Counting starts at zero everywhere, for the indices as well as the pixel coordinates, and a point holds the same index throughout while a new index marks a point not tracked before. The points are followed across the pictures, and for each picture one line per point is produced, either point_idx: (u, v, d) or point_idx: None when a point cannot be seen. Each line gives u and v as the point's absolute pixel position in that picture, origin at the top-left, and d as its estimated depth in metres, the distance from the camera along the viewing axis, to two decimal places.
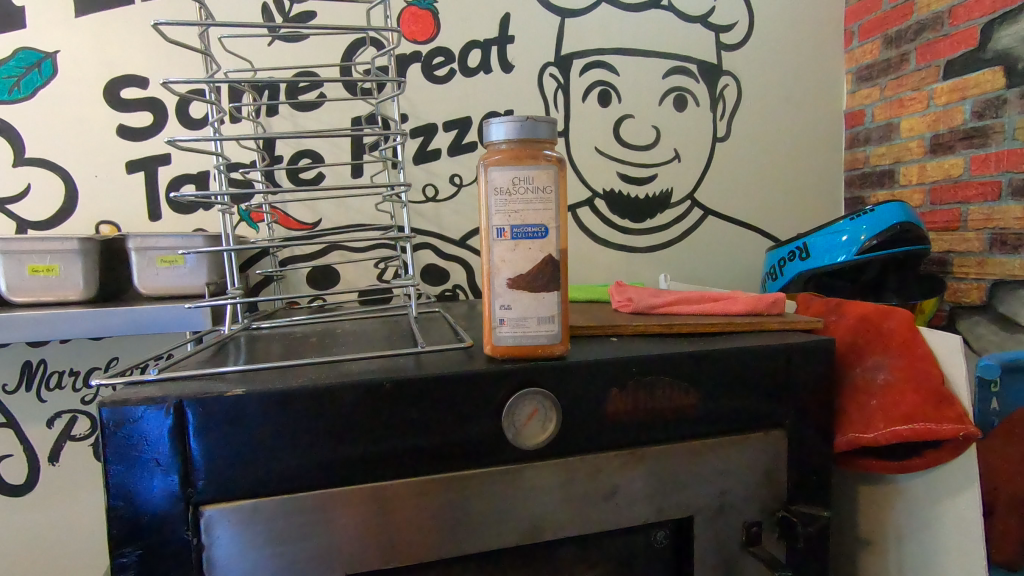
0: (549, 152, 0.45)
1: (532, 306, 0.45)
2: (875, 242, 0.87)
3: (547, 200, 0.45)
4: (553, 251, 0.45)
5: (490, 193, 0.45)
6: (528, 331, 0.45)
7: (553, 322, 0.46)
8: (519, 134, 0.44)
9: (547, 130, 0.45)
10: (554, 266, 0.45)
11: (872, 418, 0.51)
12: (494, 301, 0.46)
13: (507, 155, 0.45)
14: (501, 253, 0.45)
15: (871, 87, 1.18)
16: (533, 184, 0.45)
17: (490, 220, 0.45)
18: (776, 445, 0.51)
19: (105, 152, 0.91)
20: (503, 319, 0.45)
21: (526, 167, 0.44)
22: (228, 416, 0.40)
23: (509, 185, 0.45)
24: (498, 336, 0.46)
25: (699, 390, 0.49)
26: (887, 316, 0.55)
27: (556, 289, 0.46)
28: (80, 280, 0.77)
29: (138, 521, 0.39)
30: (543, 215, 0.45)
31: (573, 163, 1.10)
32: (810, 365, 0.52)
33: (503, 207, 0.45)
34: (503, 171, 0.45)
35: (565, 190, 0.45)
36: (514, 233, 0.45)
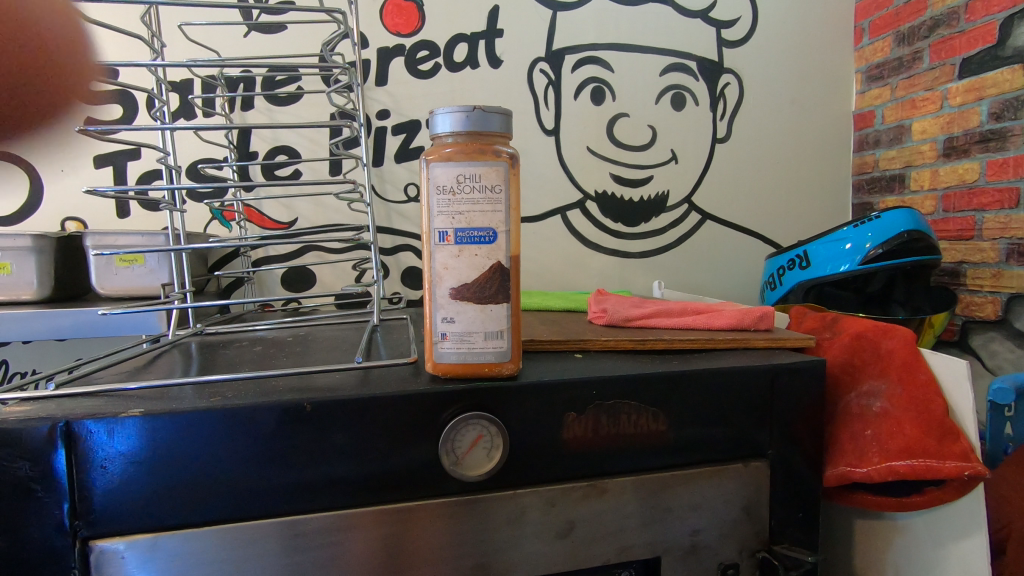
0: (501, 146, 0.41)
1: (478, 320, 0.41)
2: (880, 251, 0.81)
3: (496, 201, 0.40)
4: (502, 257, 0.40)
5: (431, 192, 0.40)
6: (473, 347, 0.41)
7: (502, 338, 0.41)
8: (465, 125, 0.39)
9: (498, 122, 0.40)
10: (503, 275, 0.40)
11: (866, 451, 0.45)
12: (435, 313, 0.41)
13: (454, 150, 0.40)
14: (444, 260, 0.41)
15: (882, 86, 1.11)
16: (480, 183, 0.40)
17: (432, 222, 0.41)
18: (758, 479, 0.45)
19: (72, 146, 0.88)
20: (445, 333, 0.41)
21: (472, 164, 0.40)
22: (126, 440, 0.35)
23: (454, 183, 0.40)
24: (440, 352, 0.41)
25: (669, 416, 0.44)
26: (885, 335, 0.49)
27: (506, 300, 0.41)
28: (34, 279, 0.73)
29: (16, 559, 0.34)
30: (492, 217, 0.40)
31: (564, 163, 1.05)
32: (797, 389, 0.46)
33: (445, 208, 0.40)
34: (446, 168, 0.40)
35: (517, 191, 0.41)
36: (458, 237, 0.40)
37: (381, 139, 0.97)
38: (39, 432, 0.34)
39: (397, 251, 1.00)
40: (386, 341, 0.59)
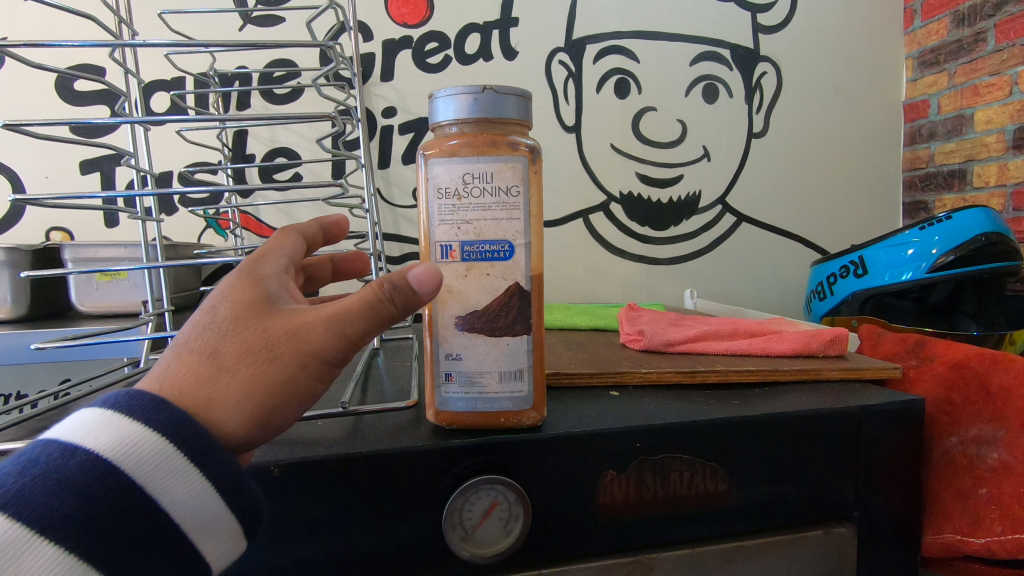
0: (519, 138, 0.33)
1: (491, 358, 0.33)
2: (950, 257, 0.71)
3: (513, 206, 0.32)
4: (521, 277, 0.33)
5: (431, 195, 0.33)
6: (484, 391, 0.33)
7: (522, 379, 0.33)
8: (472, 111, 0.31)
9: (515, 106, 0.31)
10: (522, 299, 0.33)
11: (981, 517, 0.36)
12: (437, 349, 0.33)
13: (458, 143, 0.32)
14: (447, 281, 0.33)
15: (937, 73, 1.01)
16: (493, 184, 0.32)
17: (432, 234, 0.33)
18: (842, 549, 0.36)
19: (57, 151, 0.81)
20: (450, 372, 0.33)
21: (482, 160, 0.32)
22: None
23: (460, 185, 0.32)
24: (444, 396, 0.33)
25: (731, 473, 0.35)
26: (997, 368, 0.40)
27: (525, 332, 0.33)
28: (7, 295, 0.66)
29: None
30: (507, 228, 0.32)
31: (586, 162, 0.96)
32: (888, 437, 0.37)
33: (449, 215, 0.32)
34: (450, 165, 0.32)
35: (539, 194, 0.33)
36: (464, 253, 0.32)
37: (388, 138, 0.89)
38: None
39: (406, 260, 0.92)
40: (389, 368, 0.51)
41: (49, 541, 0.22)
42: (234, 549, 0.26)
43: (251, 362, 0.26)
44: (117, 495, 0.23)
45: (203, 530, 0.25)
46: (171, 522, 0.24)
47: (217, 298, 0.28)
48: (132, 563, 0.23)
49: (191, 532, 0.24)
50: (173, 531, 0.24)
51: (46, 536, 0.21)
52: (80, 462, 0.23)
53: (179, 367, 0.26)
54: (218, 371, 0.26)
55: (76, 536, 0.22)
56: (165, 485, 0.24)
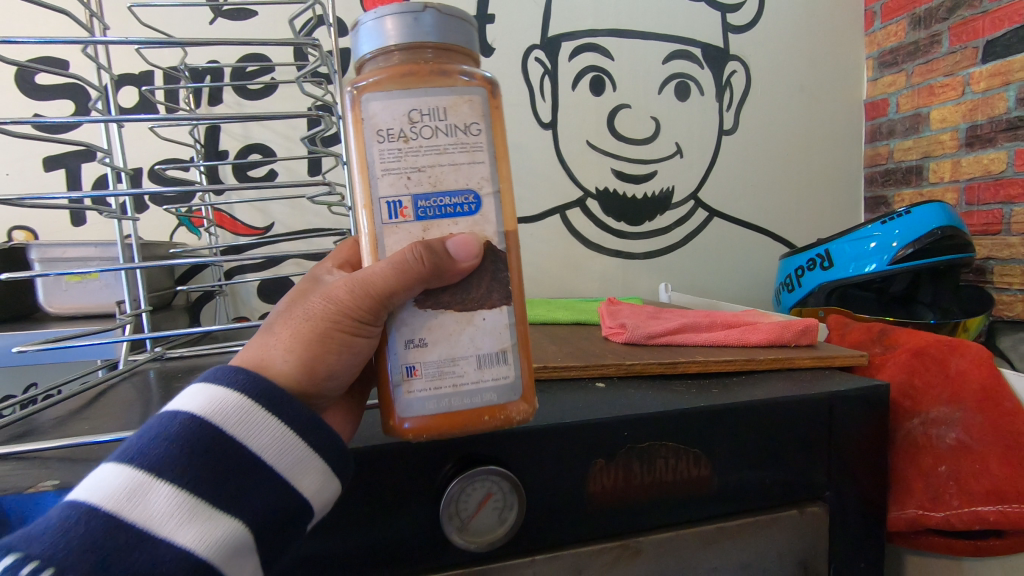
0: (466, 66, 0.28)
1: (468, 342, 0.29)
2: (910, 250, 0.74)
3: (473, 146, 0.28)
4: (493, 235, 0.29)
5: (370, 138, 0.27)
6: (460, 382, 0.29)
7: (505, 362, 0.29)
8: (413, 32, 0.27)
9: (457, 28, 0.28)
10: (495, 262, 0.29)
11: (942, 492, 0.39)
12: (393, 339, 0.28)
13: (395, 73, 0.27)
14: (398, 244, 0.28)
15: (896, 73, 1.05)
16: (446, 121, 0.28)
17: (374, 189, 0.27)
18: (816, 527, 0.39)
19: (18, 147, 0.78)
20: (413, 366, 0.28)
21: (429, 91, 0.27)
22: (40, 522, 0.28)
23: (405, 124, 0.27)
24: (407, 396, 0.28)
25: (713, 459, 0.36)
26: (955, 353, 0.43)
27: (504, 303, 0.29)
28: None
29: None
30: (469, 175, 0.28)
31: (562, 159, 0.97)
32: (857, 420, 0.39)
33: (395, 162, 0.27)
34: (390, 101, 0.27)
35: (498, 130, 0.29)
36: (418, 209, 0.28)
37: None
38: None
39: None
40: None
41: (164, 484, 0.23)
42: (332, 489, 0.28)
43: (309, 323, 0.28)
44: (219, 438, 0.25)
45: (292, 471, 0.27)
46: (256, 470, 0.25)
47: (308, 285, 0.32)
48: (228, 505, 0.24)
49: (280, 475, 0.26)
50: (263, 477, 0.26)
51: (163, 479, 0.24)
52: (180, 422, 0.25)
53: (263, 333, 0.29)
54: (271, 339, 0.29)
55: (188, 479, 0.24)
56: (252, 433, 0.26)
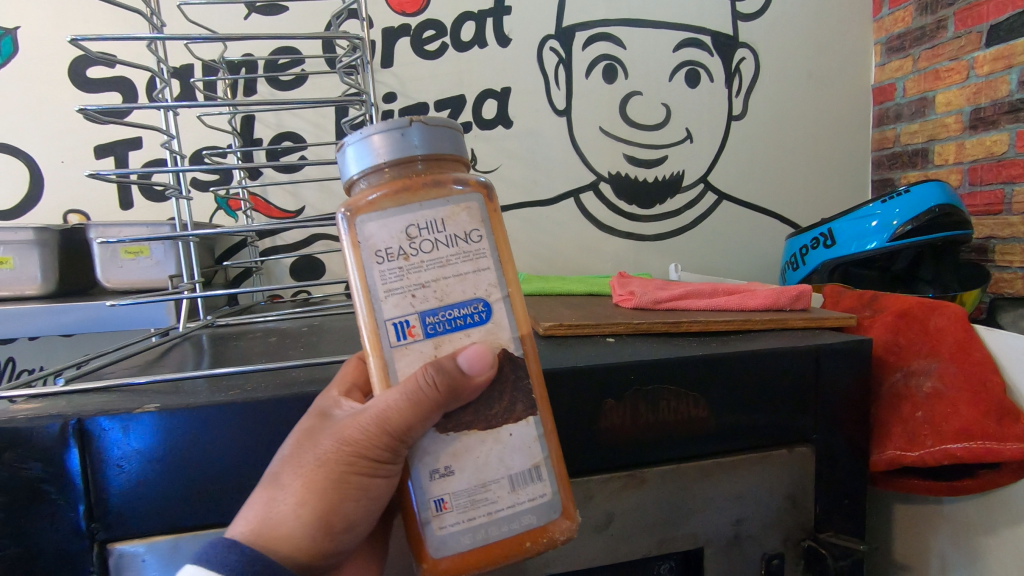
0: (459, 173, 0.31)
1: (498, 463, 0.30)
2: (909, 227, 0.78)
3: (475, 254, 0.30)
4: (507, 342, 0.31)
5: (370, 261, 0.29)
6: (495, 509, 0.30)
7: (539, 479, 0.31)
8: (403, 148, 0.29)
9: (445, 137, 0.30)
10: (514, 369, 0.31)
11: (917, 434, 0.43)
12: (417, 471, 0.30)
13: (387, 192, 0.29)
14: (409, 366, 0.30)
15: (903, 58, 1.08)
16: (446, 232, 0.30)
17: (379, 311, 0.29)
18: (803, 466, 0.43)
19: (69, 135, 0.81)
20: (443, 498, 0.30)
21: (424, 205, 0.29)
22: (146, 440, 0.34)
23: (404, 242, 0.29)
24: (440, 531, 0.30)
25: (710, 402, 0.41)
26: (933, 311, 0.47)
27: (529, 414, 0.31)
28: (38, 272, 0.69)
29: (33, 564, 0.32)
30: (476, 284, 0.30)
31: (576, 145, 1.02)
32: (842, 370, 0.44)
33: (397, 282, 0.29)
34: (386, 221, 0.29)
35: (496, 230, 0.31)
36: (427, 326, 0.29)
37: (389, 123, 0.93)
38: (49, 431, 0.32)
39: None
40: None
41: None
42: None
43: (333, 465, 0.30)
44: None
45: None
46: None
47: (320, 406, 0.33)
48: None
49: None
50: None
51: None
52: None
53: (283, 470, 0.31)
54: (282, 492, 0.30)
55: None
56: None
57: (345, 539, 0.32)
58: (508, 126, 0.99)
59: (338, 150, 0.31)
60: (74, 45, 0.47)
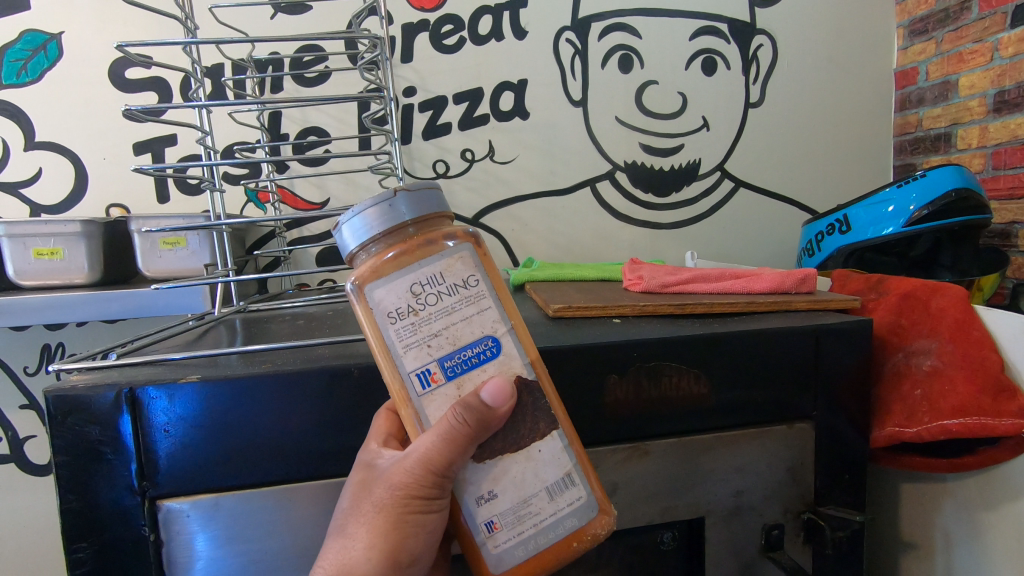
0: (445, 229, 0.34)
1: (534, 479, 0.33)
2: (925, 212, 0.78)
3: (476, 296, 0.33)
4: (520, 368, 0.34)
5: (385, 322, 0.32)
6: (540, 519, 0.33)
7: (573, 484, 0.34)
8: (393, 217, 0.33)
9: (428, 199, 0.34)
10: (530, 392, 0.34)
11: (916, 410, 0.45)
12: (465, 501, 0.33)
13: (386, 259, 0.33)
14: (438, 410, 0.33)
15: (926, 41, 1.06)
16: (446, 283, 0.33)
17: (403, 366, 0.32)
18: (802, 442, 0.45)
19: (111, 134, 0.86)
20: (492, 520, 0.33)
21: (422, 264, 0.33)
22: (190, 407, 0.37)
23: (411, 300, 0.33)
24: (495, 550, 0.33)
25: (711, 379, 0.43)
26: (936, 292, 0.49)
27: (552, 428, 0.34)
28: (85, 262, 0.73)
29: (93, 515, 0.36)
30: (482, 324, 0.33)
31: (593, 134, 1.03)
32: (842, 349, 0.45)
33: (412, 337, 0.32)
34: (392, 286, 0.32)
35: (490, 272, 0.34)
36: (446, 369, 0.33)
37: (409, 116, 0.96)
38: (106, 398, 0.36)
39: None
40: None
41: None
42: None
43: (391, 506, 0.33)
44: None
45: None
46: None
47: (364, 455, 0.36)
48: None
49: None
50: None
51: None
52: None
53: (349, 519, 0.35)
54: (350, 539, 0.34)
55: None
56: None
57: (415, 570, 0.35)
58: (525, 118, 1.01)
59: (336, 230, 0.35)
60: (120, 51, 0.51)
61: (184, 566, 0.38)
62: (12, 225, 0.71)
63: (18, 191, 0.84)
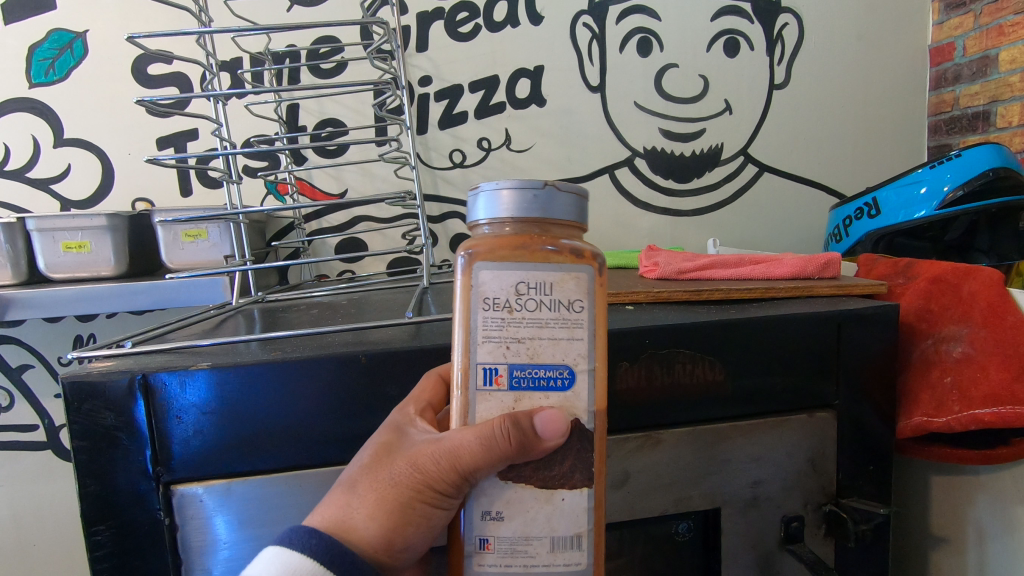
0: (575, 241, 0.32)
1: (545, 523, 0.32)
2: (960, 193, 0.74)
3: (574, 322, 0.32)
4: (582, 412, 0.32)
5: (477, 306, 0.31)
6: (532, 563, 0.32)
7: (579, 543, 0.32)
8: (530, 207, 0.30)
9: (571, 205, 0.31)
10: (582, 440, 0.32)
11: (945, 400, 0.43)
12: (471, 508, 0.32)
13: (506, 247, 0.31)
14: (488, 410, 0.32)
15: (963, 15, 1.02)
16: (552, 297, 0.31)
17: (474, 354, 0.31)
18: (824, 431, 0.44)
19: (135, 129, 0.88)
20: (488, 539, 0.32)
21: (539, 269, 0.31)
22: (202, 393, 0.38)
23: (512, 296, 0.31)
24: (478, 568, 0.32)
25: (728, 366, 0.42)
26: (966, 277, 0.47)
27: (585, 484, 0.32)
28: (111, 255, 0.75)
29: (111, 498, 0.37)
30: (566, 351, 0.31)
31: (611, 120, 1.01)
32: (866, 336, 0.43)
33: (496, 331, 0.31)
34: (500, 274, 0.31)
35: (600, 305, 0.32)
36: (513, 378, 0.31)
37: (425, 106, 0.95)
38: (120, 385, 0.36)
39: (446, 218, 0.98)
40: (437, 301, 0.60)
41: None
42: None
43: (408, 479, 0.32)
44: None
45: None
46: None
47: (395, 425, 0.35)
48: None
49: None
50: None
51: None
52: None
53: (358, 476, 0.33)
54: (357, 498, 0.33)
55: None
56: None
57: (401, 557, 0.33)
58: (542, 105, 0.99)
59: (470, 193, 0.33)
60: (131, 43, 0.51)
61: (198, 548, 0.39)
62: (41, 219, 0.73)
63: (48, 187, 0.86)
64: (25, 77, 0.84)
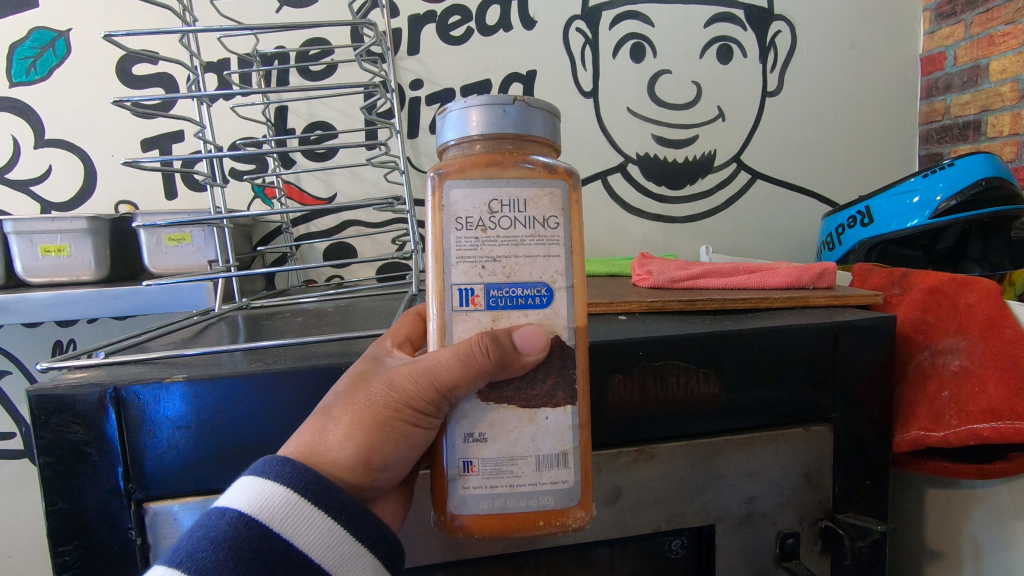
0: (547, 159, 0.31)
1: (529, 443, 0.31)
2: (952, 203, 0.74)
3: (550, 238, 0.31)
4: (561, 329, 0.31)
5: (450, 225, 0.30)
6: (517, 483, 0.31)
7: (566, 463, 0.32)
8: (499, 123, 0.30)
9: (545, 124, 0.31)
10: (563, 357, 0.31)
11: (943, 415, 0.43)
12: (453, 431, 0.31)
13: (474, 162, 0.30)
14: (466, 331, 0.30)
15: (954, 24, 1.03)
16: (526, 213, 0.30)
17: (447, 275, 0.30)
18: (820, 444, 0.43)
19: (119, 131, 0.86)
20: (471, 461, 0.31)
21: (511, 181, 0.30)
22: (178, 409, 0.36)
23: (485, 214, 0.30)
24: (463, 490, 0.31)
25: (722, 378, 0.41)
26: (964, 289, 0.47)
27: (568, 402, 0.32)
28: (92, 259, 0.73)
29: (80, 519, 0.35)
30: (543, 268, 0.31)
31: (604, 125, 1.00)
32: (861, 346, 0.42)
33: (470, 250, 0.30)
34: (471, 191, 0.30)
35: (576, 219, 0.31)
36: (490, 298, 0.30)
37: (415, 110, 0.94)
38: (90, 398, 0.35)
39: None
40: None
41: None
42: None
43: (384, 399, 0.31)
44: None
45: None
46: None
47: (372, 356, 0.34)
48: None
49: None
50: None
51: None
52: None
53: (332, 401, 0.32)
54: (330, 423, 0.31)
55: None
56: None
57: (383, 481, 0.32)
58: None
59: (439, 117, 0.32)
60: (109, 41, 0.49)
61: None
62: (19, 222, 0.70)
63: (28, 189, 0.84)
64: (5, 77, 0.82)
